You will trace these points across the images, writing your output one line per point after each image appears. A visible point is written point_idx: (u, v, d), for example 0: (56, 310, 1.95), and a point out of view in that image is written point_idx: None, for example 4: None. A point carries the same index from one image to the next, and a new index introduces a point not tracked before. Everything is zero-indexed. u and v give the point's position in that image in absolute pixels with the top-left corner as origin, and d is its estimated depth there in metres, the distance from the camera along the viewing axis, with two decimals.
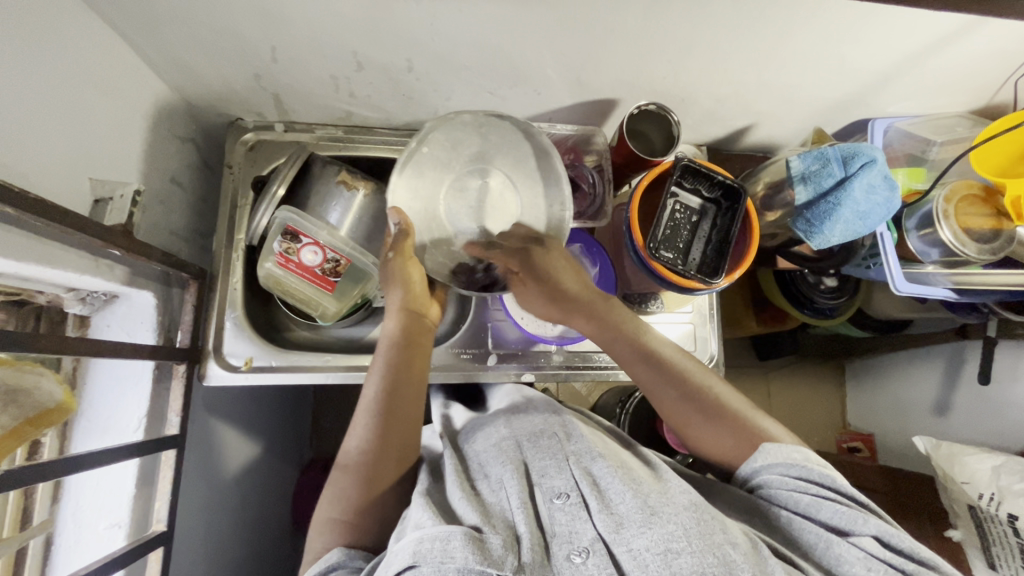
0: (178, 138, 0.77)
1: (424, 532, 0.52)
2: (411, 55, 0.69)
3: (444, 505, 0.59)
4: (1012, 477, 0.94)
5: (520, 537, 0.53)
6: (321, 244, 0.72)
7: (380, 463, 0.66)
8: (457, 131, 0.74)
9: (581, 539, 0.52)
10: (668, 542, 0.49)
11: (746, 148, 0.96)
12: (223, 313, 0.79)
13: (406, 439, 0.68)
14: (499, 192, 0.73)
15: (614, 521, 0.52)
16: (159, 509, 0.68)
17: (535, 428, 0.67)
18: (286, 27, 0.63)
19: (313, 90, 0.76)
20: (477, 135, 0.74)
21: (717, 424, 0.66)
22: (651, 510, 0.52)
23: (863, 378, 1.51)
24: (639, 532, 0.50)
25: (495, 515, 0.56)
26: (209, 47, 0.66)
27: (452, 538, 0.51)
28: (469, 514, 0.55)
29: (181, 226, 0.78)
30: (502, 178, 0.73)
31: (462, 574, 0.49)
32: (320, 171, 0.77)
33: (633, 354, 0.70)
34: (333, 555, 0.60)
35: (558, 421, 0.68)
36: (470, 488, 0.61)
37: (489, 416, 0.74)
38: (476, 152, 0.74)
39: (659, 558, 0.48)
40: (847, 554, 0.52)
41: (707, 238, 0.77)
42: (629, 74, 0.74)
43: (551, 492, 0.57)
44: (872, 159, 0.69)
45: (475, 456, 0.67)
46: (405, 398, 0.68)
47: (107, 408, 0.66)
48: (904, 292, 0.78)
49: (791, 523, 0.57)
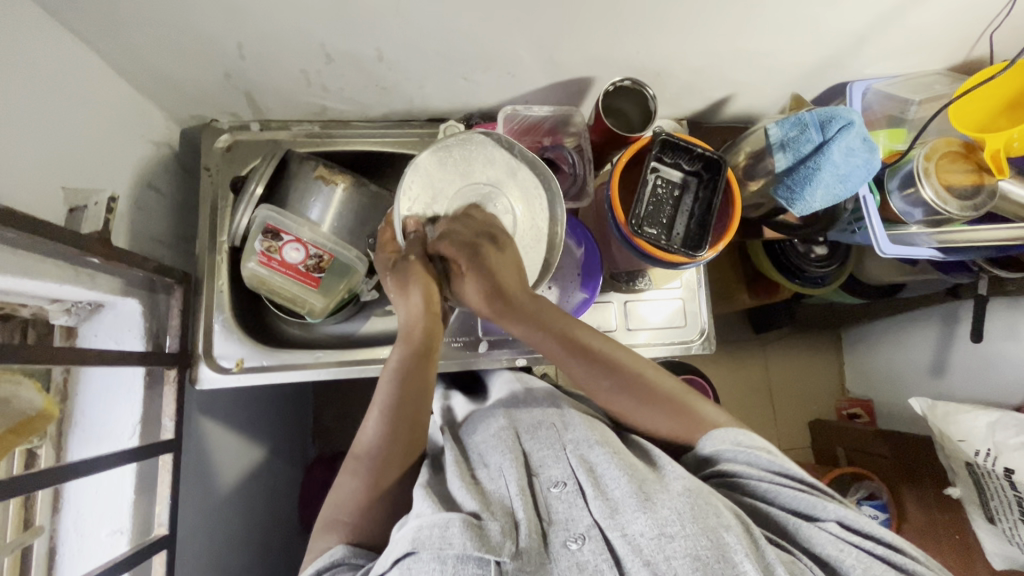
0: (154, 141, 0.76)
1: (423, 520, 0.52)
2: (380, 44, 0.68)
3: (444, 493, 0.58)
4: (1008, 432, 0.93)
5: (519, 523, 0.53)
6: (303, 241, 0.72)
7: (391, 462, 0.63)
8: (504, 160, 0.73)
9: (578, 525, 0.52)
10: (663, 525, 0.49)
11: (726, 120, 0.96)
12: (211, 316, 0.79)
13: (413, 442, 0.66)
14: (497, 215, 0.73)
15: (609, 506, 0.53)
16: (159, 513, 0.69)
17: (535, 419, 0.68)
18: (250, 22, 0.62)
19: (284, 86, 0.75)
20: (508, 165, 0.73)
21: (651, 412, 0.67)
22: (646, 495, 0.52)
23: (859, 344, 1.51)
24: (634, 516, 0.51)
25: (495, 503, 0.55)
26: (175, 47, 0.65)
27: (450, 525, 0.50)
28: (469, 503, 0.55)
29: (163, 232, 0.77)
30: (508, 206, 0.73)
31: (461, 561, 0.49)
32: (297, 167, 0.76)
33: (563, 350, 0.68)
34: (337, 550, 0.58)
35: (558, 413, 0.69)
36: (469, 477, 0.60)
37: (489, 408, 0.74)
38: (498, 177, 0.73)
39: (654, 542, 0.49)
40: (818, 536, 0.53)
41: (690, 212, 0.77)
42: (603, 51, 0.73)
43: (549, 481, 0.58)
44: (850, 121, 0.68)
45: (474, 447, 0.67)
46: (422, 402, 0.67)
47: (102, 416, 0.67)
48: (891, 254, 0.78)
49: (758, 507, 0.57)
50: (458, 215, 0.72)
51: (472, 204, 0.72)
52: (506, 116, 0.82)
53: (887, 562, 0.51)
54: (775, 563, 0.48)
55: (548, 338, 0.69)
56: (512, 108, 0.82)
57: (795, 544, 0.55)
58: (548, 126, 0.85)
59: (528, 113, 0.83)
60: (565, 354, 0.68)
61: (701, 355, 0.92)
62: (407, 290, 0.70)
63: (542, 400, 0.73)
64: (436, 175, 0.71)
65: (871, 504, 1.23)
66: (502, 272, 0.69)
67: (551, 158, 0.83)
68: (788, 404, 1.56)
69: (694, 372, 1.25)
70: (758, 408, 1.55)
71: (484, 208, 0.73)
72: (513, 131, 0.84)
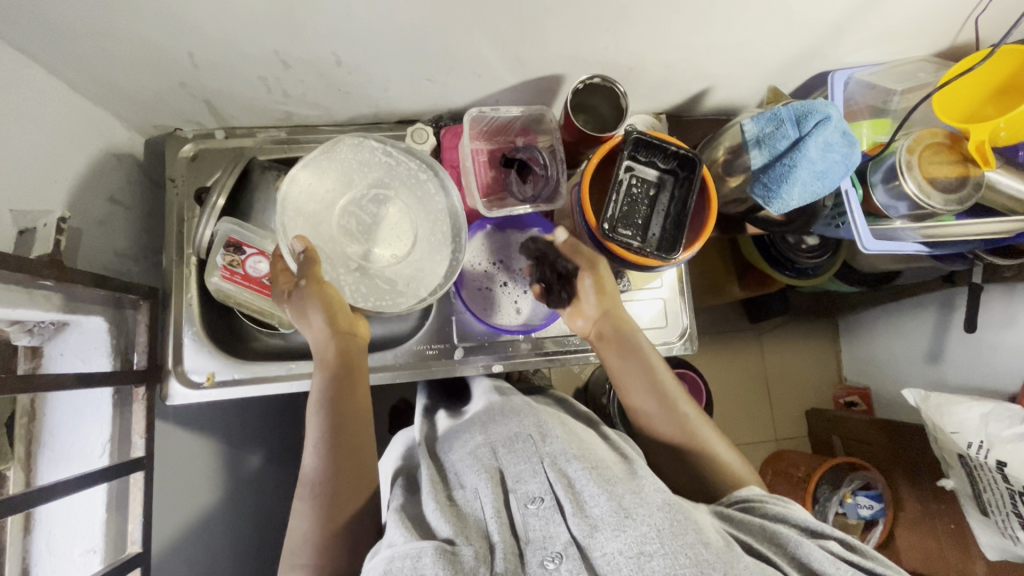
0: (115, 154, 0.75)
1: (396, 550, 0.51)
2: (336, 49, 0.66)
3: (418, 517, 0.57)
4: (1000, 424, 0.91)
5: (494, 546, 0.53)
6: (267, 253, 0.73)
7: (339, 493, 0.63)
8: (369, 156, 0.75)
9: (555, 543, 0.52)
10: (641, 543, 0.48)
11: (706, 113, 0.93)
12: (181, 329, 0.78)
13: (359, 463, 0.65)
14: (393, 223, 0.74)
15: (587, 525, 0.51)
16: (132, 530, 0.68)
17: (511, 430, 0.64)
18: (197, 31, 0.60)
19: (244, 93, 0.73)
20: (382, 162, 0.76)
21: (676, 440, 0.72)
22: (625, 512, 0.51)
23: (855, 333, 1.49)
24: (612, 536, 0.50)
25: (471, 526, 0.54)
26: (124, 59, 0.63)
27: (422, 555, 0.49)
28: (444, 527, 0.54)
29: (128, 246, 0.76)
30: (397, 211, 0.75)
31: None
32: (259, 176, 0.83)
33: (625, 358, 0.75)
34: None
35: (534, 420, 0.66)
36: (445, 498, 0.59)
37: (467, 422, 0.72)
38: (378, 181, 0.75)
39: (632, 561, 0.48)
40: (816, 552, 0.52)
41: (666, 211, 0.75)
42: (570, 48, 0.71)
43: (525, 497, 0.56)
44: (826, 115, 0.66)
45: (450, 464, 0.65)
46: (355, 427, 0.67)
47: (70, 436, 0.66)
48: (874, 251, 0.75)
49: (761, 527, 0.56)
50: (360, 228, 0.73)
51: (370, 216, 0.73)
52: (473, 117, 0.78)
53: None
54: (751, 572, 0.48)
55: (613, 343, 0.76)
56: (478, 113, 0.77)
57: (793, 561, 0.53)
58: (519, 126, 0.82)
59: (495, 114, 0.79)
60: (623, 361, 0.75)
61: (684, 356, 0.91)
62: (307, 313, 0.68)
63: (517, 407, 0.70)
64: (322, 191, 0.72)
65: (866, 494, 1.20)
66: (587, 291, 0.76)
67: (519, 160, 0.81)
68: (784, 395, 1.55)
69: (684, 366, 1.23)
70: (753, 399, 1.53)
71: (382, 218, 0.74)
72: (479, 131, 0.80)
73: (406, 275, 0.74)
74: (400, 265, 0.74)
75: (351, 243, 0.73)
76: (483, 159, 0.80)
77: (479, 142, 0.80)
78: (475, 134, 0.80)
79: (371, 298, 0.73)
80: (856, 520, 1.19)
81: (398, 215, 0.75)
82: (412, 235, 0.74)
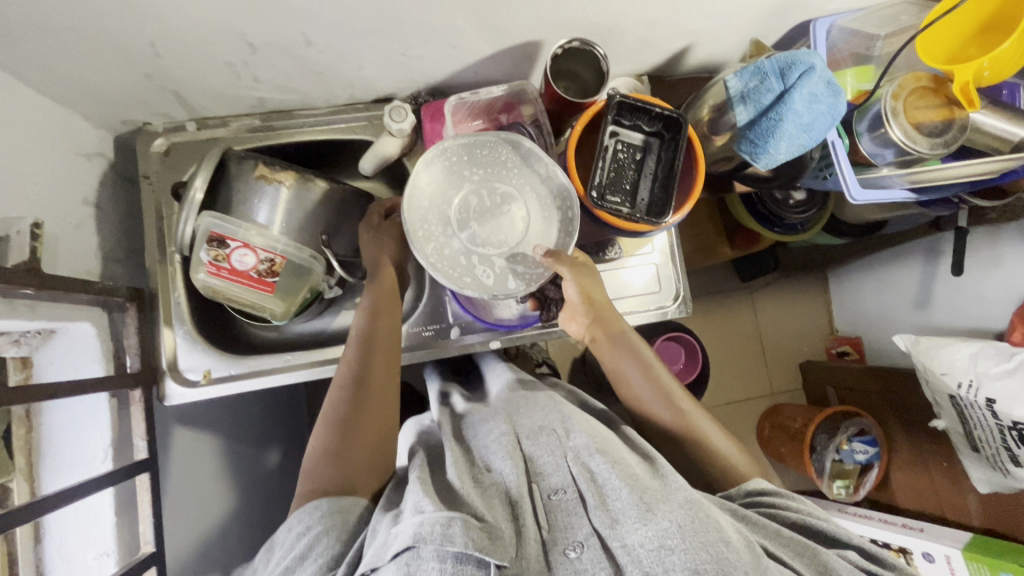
0: (84, 154, 0.72)
1: (425, 515, 0.51)
2: (304, 27, 0.63)
3: (445, 486, 0.58)
4: (989, 362, 0.93)
5: (521, 531, 0.54)
6: (252, 245, 0.69)
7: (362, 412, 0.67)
8: (525, 160, 0.71)
9: (577, 533, 0.54)
10: (664, 538, 0.49)
11: (688, 71, 0.91)
12: (172, 328, 0.77)
13: (388, 385, 0.71)
14: (511, 216, 0.69)
15: (609, 517, 0.53)
16: (144, 531, 0.69)
17: (537, 423, 0.66)
18: (155, 18, 0.57)
19: (212, 81, 0.71)
20: (529, 168, 0.71)
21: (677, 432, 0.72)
22: (646, 506, 0.52)
23: (844, 284, 1.51)
24: (634, 528, 0.51)
25: (498, 502, 0.57)
26: (81, 52, 0.60)
27: (452, 523, 0.50)
28: (472, 501, 0.55)
29: (109, 249, 0.75)
30: (523, 212, 0.69)
31: (460, 560, 0.49)
32: (237, 169, 0.72)
33: (632, 362, 0.74)
34: (323, 503, 0.59)
35: (558, 415, 0.68)
36: (472, 478, 0.60)
37: (491, 412, 0.71)
38: (516, 180, 0.70)
39: (654, 554, 0.49)
40: (836, 562, 0.54)
41: (654, 175, 0.74)
42: (545, 13, 0.68)
43: (549, 488, 0.58)
44: (811, 65, 0.65)
45: (479, 448, 0.65)
46: (388, 354, 0.72)
47: (71, 443, 0.66)
48: (862, 201, 0.75)
49: (781, 532, 0.56)
50: (474, 209, 0.68)
51: (492, 202, 0.69)
52: (453, 105, 0.79)
53: None
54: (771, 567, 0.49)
55: (605, 343, 0.75)
56: (456, 100, 0.79)
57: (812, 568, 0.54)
58: (504, 105, 0.80)
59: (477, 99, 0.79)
60: (627, 367, 0.74)
61: (678, 319, 0.91)
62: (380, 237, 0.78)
63: (537, 402, 0.72)
64: (459, 167, 0.69)
65: (861, 440, 1.25)
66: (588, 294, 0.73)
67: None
68: (778, 350, 1.57)
69: (680, 329, 1.24)
70: (749, 357, 1.56)
71: (503, 208, 0.69)
72: (460, 113, 0.79)
73: (490, 262, 0.68)
74: (492, 259, 0.68)
75: (459, 220, 0.68)
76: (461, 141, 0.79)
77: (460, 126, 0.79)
78: (455, 117, 0.79)
79: (445, 268, 0.66)
80: (853, 464, 1.26)
81: (514, 216, 0.69)
82: (522, 232, 0.69)
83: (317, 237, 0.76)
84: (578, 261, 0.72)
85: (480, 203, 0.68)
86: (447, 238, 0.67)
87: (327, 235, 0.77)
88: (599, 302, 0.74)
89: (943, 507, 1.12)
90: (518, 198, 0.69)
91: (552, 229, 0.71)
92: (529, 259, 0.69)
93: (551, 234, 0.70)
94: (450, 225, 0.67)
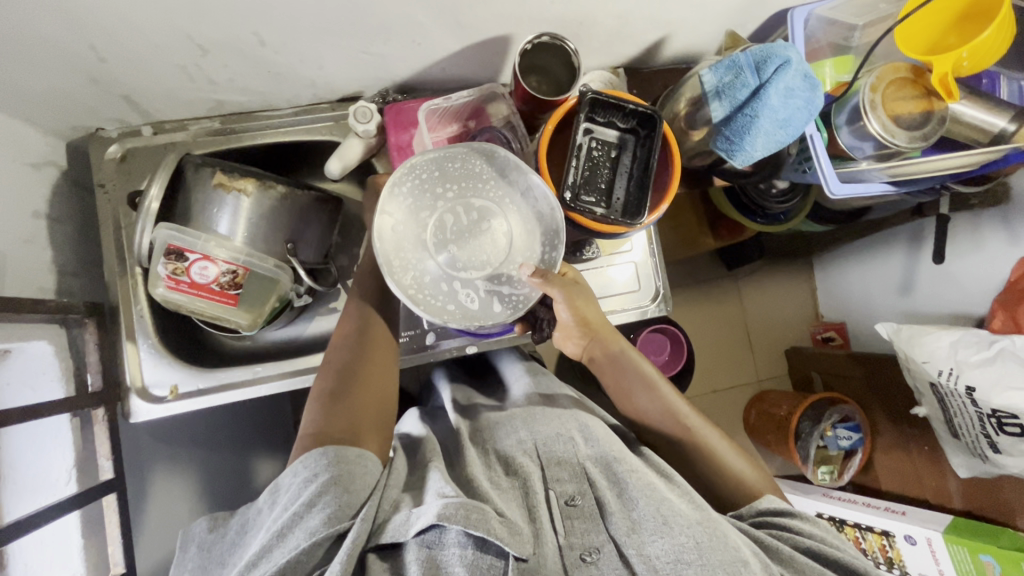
0: (33, 164, 0.69)
1: (449, 499, 0.50)
2: (256, 27, 0.59)
3: (470, 481, 0.57)
4: (969, 350, 0.92)
5: (539, 532, 0.53)
6: (212, 257, 0.67)
7: (361, 387, 0.66)
8: (498, 167, 0.68)
9: (594, 538, 0.53)
10: (681, 551, 0.50)
11: (665, 63, 0.89)
12: (136, 343, 0.74)
13: (383, 366, 0.69)
14: (492, 233, 0.66)
15: (628, 525, 0.53)
16: (114, 553, 0.68)
17: (552, 430, 0.64)
18: (95, 21, 0.54)
19: (164, 84, 0.67)
20: (504, 177, 0.68)
21: (686, 450, 0.71)
22: (665, 519, 0.52)
23: (828, 271, 1.50)
24: (651, 538, 0.51)
25: (515, 505, 0.56)
26: (20, 58, 0.57)
27: (472, 510, 0.49)
28: (494, 498, 0.54)
29: (64, 262, 0.72)
30: (506, 227, 0.67)
31: (480, 546, 0.49)
32: (194, 176, 0.70)
33: (634, 381, 0.74)
34: (329, 452, 0.56)
35: (575, 423, 0.66)
36: (494, 480, 0.59)
37: (508, 415, 0.70)
38: (492, 195, 0.67)
39: (670, 566, 0.50)
40: None
41: (629, 173, 0.72)
42: (511, 7, 0.65)
43: (564, 496, 0.57)
44: (787, 59, 0.62)
45: (501, 451, 0.64)
46: (385, 339, 0.71)
47: (35, 464, 0.63)
48: (840, 195, 0.74)
49: (794, 558, 0.55)
50: (451, 230, 0.65)
51: (471, 220, 0.66)
52: (427, 109, 0.75)
53: None
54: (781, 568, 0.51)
55: (605, 363, 0.76)
56: (429, 104, 0.75)
57: None
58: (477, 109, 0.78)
59: (449, 105, 0.77)
60: (628, 385, 0.74)
61: (658, 317, 0.90)
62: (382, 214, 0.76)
63: (552, 409, 0.70)
64: (430, 186, 0.66)
65: (845, 427, 1.26)
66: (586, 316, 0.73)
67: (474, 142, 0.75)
68: (764, 338, 1.57)
69: (666, 321, 1.23)
70: (734, 346, 1.55)
71: (484, 225, 0.66)
72: (433, 120, 0.76)
73: (473, 286, 0.66)
74: (475, 281, 0.65)
75: (436, 243, 0.65)
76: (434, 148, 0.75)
77: (433, 134, 0.76)
78: (427, 126, 0.76)
79: (425, 296, 0.64)
80: (837, 451, 1.27)
81: (497, 232, 0.67)
82: (505, 250, 0.67)
83: (280, 245, 0.73)
84: (572, 283, 0.70)
85: (459, 222, 0.66)
86: (425, 264, 0.64)
87: (292, 242, 0.74)
88: (597, 323, 0.74)
89: (926, 491, 1.12)
90: (497, 215, 0.67)
91: (536, 237, 0.68)
92: (515, 280, 0.67)
93: (535, 249, 0.68)
94: (427, 249, 0.65)
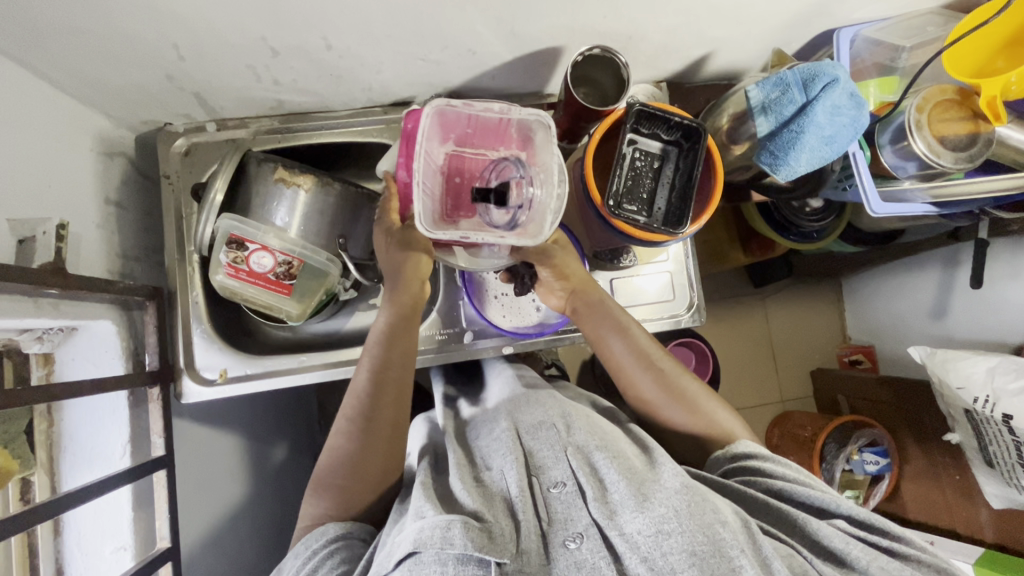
0: (107, 154, 0.73)
1: (425, 521, 0.50)
2: (325, 32, 0.63)
3: (445, 495, 0.57)
4: (1007, 377, 0.90)
5: (520, 524, 0.53)
6: (271, 248, 0.72)
7: (369, 464, 0.65)
8: None
9: (576, 524, 0.52)
10: (660, 523, 0.49)
11: (707, 78, 0.91)
12: (189, 327, 0.78)
13: (392, 434, 0.66)
14: None
15: (608, 508, 0.52)
16: (160, 526, 0.69)
17: (536, 417, 0.65)
18: (180, 22, 0.57)
19: (232, 83, 0.71)
20: None
21: (660, 395, 0.71)
22: (644, 495, 0.52)
23: (858, 293, 1.49)
24: (632, 516, 0.50)
25: (497, 500, 0.56)
26: (108, 54, 0.61)
27: (452, 526, 0.49)
28: (470, 503, 0.54)
29: (128, 247, 0.76)
30: None
31: (461, 561, 0.48)
32: (257, 171, 0.74)
33: (613, 334, 0.72)
34: (329, 529, 0.61)
35: (558, 409, 0.67)
36: (473, 478, 0.59)
37: (493, 411, 0.71)
38: None
39: (651, 539, 0.49)
40: (826, 529, 0.53)
41: (671, 184, 0.74)
42: (566, 19, 0.68)
43: (548, 481, 0.57)
44: (834, 78, 0.64)
45: (478, 449, 0.65)
46: (398, 396, 0.67)
47: (91, 438, 0.67)
48: (882, 214, 0.74)
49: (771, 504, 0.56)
50: None
51: None
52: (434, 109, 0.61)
53: (891, 553, 0.53)
54: (773, 558, 0.48)
55: (587, 315, 0.74)
56: (446, 102, 0.61)
57: (804, 537, 0.54)
58: (512, 135, 0.66)
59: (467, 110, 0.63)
60: (611, 337, 0.73)
61: (691, 327, 0.90)
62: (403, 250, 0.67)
63: (539, 396, 0.71)
64: None
65: (872, 450, 1.21)
66: (564, 264, 0.73)
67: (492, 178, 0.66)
68: (789, 357, 1.55)
69: (693, 334, 1.23)
70: (759, 363, 1.54)
71: None
72: (462, 134, 0.66)
73: None
74: None
75: None
76: (457, 168, 0.66)
77: (460, 148, 0.66)
78: (455, 137, 0.66)
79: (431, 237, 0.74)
80: (863, 475, 1.22)
81: None
82: None
83: (334, 241, 0.77)
84: (546, 244, 0.71)
85: None
86: None
87: (344, 238, 0.78)
88: (574, 272, 0.74)
89: (955, 521, 1.10)
90: None
91: None
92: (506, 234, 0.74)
93: None
94: None
